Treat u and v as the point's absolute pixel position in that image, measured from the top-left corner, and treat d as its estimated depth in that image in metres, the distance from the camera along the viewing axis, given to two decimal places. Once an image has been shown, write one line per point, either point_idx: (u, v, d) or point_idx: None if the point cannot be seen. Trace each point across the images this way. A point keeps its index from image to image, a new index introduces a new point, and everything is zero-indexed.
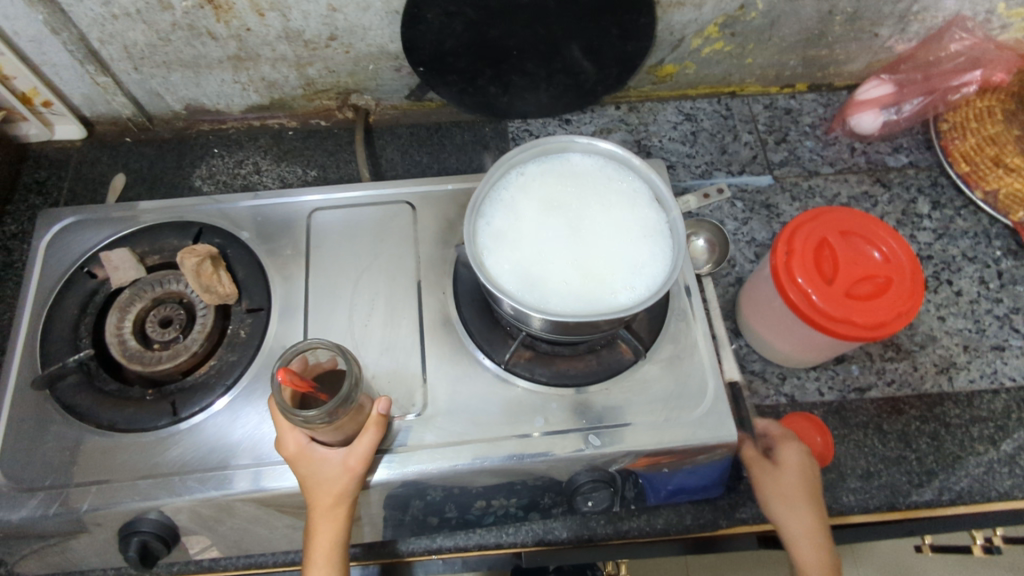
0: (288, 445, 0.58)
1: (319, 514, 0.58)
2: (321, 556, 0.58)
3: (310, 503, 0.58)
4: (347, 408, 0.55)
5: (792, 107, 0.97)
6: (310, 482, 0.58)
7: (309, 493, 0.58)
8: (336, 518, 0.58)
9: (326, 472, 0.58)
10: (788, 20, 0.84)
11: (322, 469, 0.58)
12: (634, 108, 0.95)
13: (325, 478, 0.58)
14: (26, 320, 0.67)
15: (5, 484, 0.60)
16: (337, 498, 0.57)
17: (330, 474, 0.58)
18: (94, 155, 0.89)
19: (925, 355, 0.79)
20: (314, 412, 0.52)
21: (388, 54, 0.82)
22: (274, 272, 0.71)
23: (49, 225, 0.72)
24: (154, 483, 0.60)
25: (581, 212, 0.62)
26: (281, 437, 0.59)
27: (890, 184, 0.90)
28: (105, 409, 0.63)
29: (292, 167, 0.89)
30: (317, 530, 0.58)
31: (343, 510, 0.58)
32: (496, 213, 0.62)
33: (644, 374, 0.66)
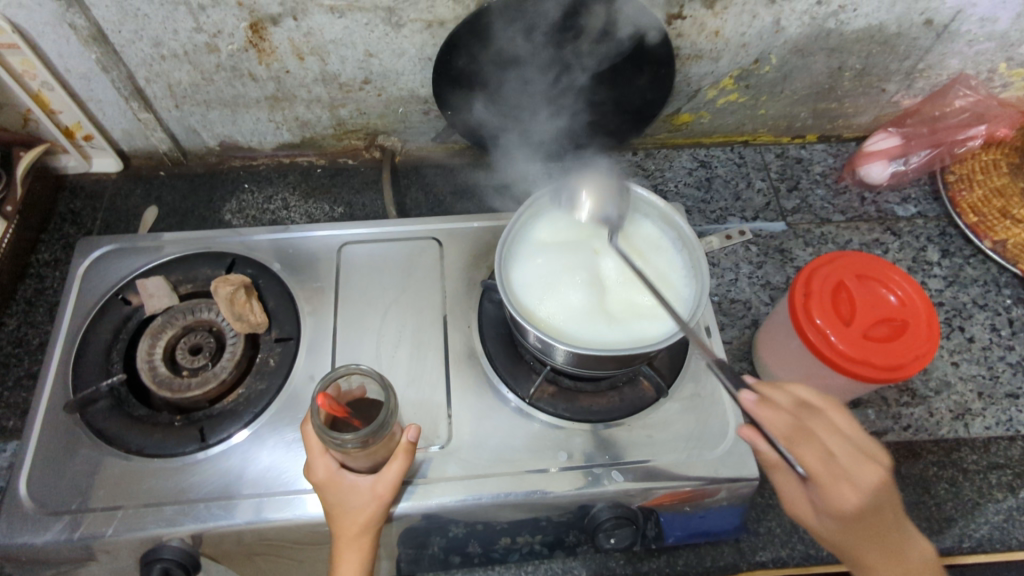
0: (318, 471, 0.59)
1: (344, 546, 0.58)
2: None
3: (336, 531, 0.58)
4: (381, 435, 0.56)
5: (803, 156, 1.00)
6: (339, 510, 0.58)
7: (336, 521, 0.58)
8: (361, 550, 0.58)
9: (355, 501, 0.58)
10: (800, 74, 0.88)
11: (350, 498, 0.58)
12: (651, 154, 0.99)
13: (353, 505, 0.58)
14: (61, 343, 0.68)
15: (31, 506, 0.60)
16: (363, 527, 0.58)
17: (357, 502, 0.58)
18: (128, 188, 0.92)
19: (941, 400, 0.80)
20: (351, 437, 0.54)
21: (417, 97, 0.86)
22: (303, 303, 0.72)
23: (87, 253, 0.74)
24: (180, 510, 0.60)
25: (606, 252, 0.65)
26: (312, 459, 0.59)
27: (900, 233, 0.93)
28: (133, 434, 0.63)
29: (320, 204, 0.92)
30: (340, 559, 0.58)
31: (368, 540, 0.58)
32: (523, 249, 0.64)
33: (666, 412, 0.67)
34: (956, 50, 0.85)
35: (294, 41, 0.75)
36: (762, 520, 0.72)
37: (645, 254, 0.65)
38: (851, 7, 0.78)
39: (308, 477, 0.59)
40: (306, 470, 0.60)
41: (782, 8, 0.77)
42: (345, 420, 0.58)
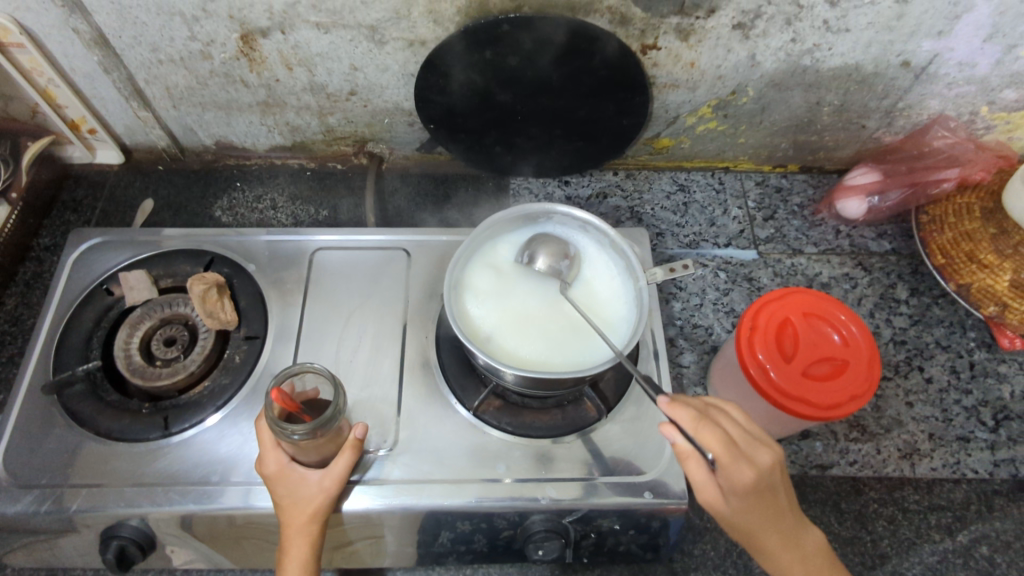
0: (269, 465, 0.63)
1: (292, 535, 0.61)
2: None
3: (287, 520, 0.61)
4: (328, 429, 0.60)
5: (782, 186, 1.01)
6: (290, 500, 0.62)
7: (287, 511, 0.62)
8: (308, 539, 0.61)
9: (305, 493, 0.62)
10: (778, 107, 0.89)
11: (300, 489, 0.62)
12: (631, 175, 1.01)
13: (302, 497, 0.62)
14: (47, 328, 0.73)
15: (6, 478, 0.66)
16: (311, 517, 0.61)
17: (306, 494, 0.62)
18: (127, 180, 0.97)
19: (891, 438, 0.81)
20: (303, 430, 0.58)
21: (402, 110, 0.89)
22: (274, 303, 0.76)
23: (78, 244, 0.79)
24: (140, 491, 0.65)
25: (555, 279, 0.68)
26: (266, 453, 0.63)
27: (872, 268, 0.94)
28: (104, 417, 0.68)
29: (306, 206, 0.96)
30: (289, 549, 0.61)
31: (316, 530, 0.62)
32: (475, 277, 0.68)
33: (605, 433, 0.70)
34: (936, 92, 0.86)
35: (282, 52, 0.79)
36: (698, 542, 0.75)
37: (591, 282, 0.68)
38: (826, 46, 0.79)
39: (261, 469, 0.63)
40: (258, 464, 0.64)
41: (757, 44, 0.78)
42: (297, 416, 0.62)
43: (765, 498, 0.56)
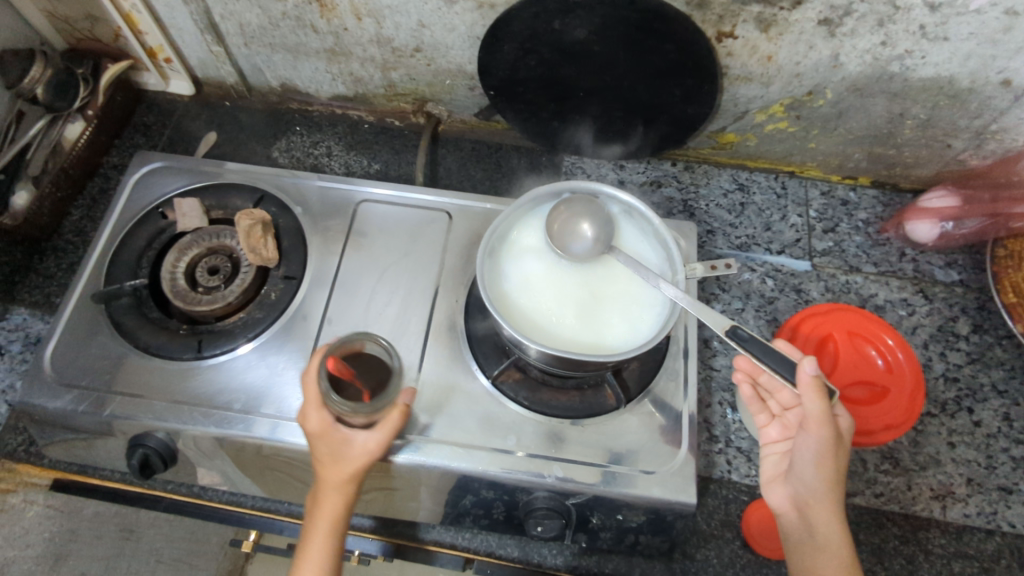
0: (314, 422, 0.62)
1: (329, 491, 0.62)
2: (324, 532, 0.62)
3: (327, 479, 0.62)
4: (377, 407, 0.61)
5: (850, 199, 0.96)
6: (333, 460, 0.62)
7: (328, 470, 0.62)
8: (342, 499, 0.62)
9: (347, 458, 0.62)
10: (857, 114, 0.84)
11: (343, 450, 0.62)
12: (689, 167, 0.97)
13: (345, 458, 0.62)
14: (104, 241, 0.77)
15: (50, 374, 0.70)
16: (351, 479, 0.62)
17: (349, 456, 0.62)
18: (195, 112, 1.01)
19: (924, 477, 0.77)
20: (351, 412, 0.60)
21: (464, 73, 0.89)
22: (315, 247, 0.78)
23: (141, 165, 0.83)
24: (168, 407, 0.68)
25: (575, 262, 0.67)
26: (313, 415, 0.62)
27: (933, 297, 0.88)
28: (144, 332, 0.72)
29: (359, 158, 0.97)
30: (323, 504, 0.62)
31: (353, 490, 0.63)
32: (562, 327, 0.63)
33: (621, 422, 0.68)
34: None
35: (353, 1, 0.79)
36: (702, 548, 0.74)
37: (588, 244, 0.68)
38: (918, 54, 0.74)
39: (306, 427, 0.63)
40: (304, 419, 0.63)
41: (842, 43, 0.74)
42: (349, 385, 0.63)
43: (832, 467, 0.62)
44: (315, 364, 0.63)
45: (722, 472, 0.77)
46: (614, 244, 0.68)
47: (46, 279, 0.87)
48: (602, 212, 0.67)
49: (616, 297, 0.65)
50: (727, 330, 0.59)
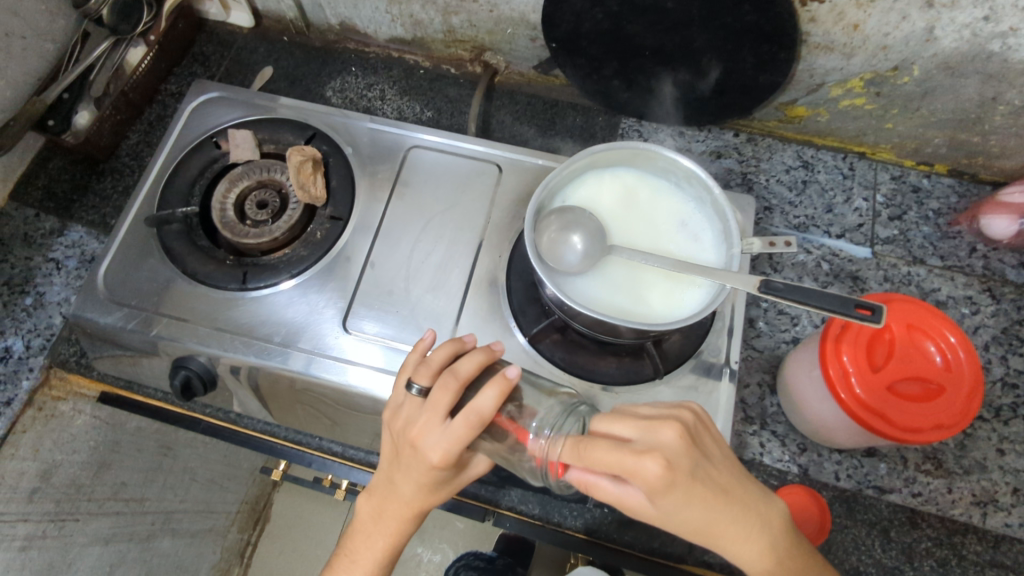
0: (436, 457, 0.54)
1: (394, 522, 0.61)
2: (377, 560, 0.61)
3: (416, 505, 0.60)
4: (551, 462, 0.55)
5: (922, 187, 0.90)
6: (429, 488, 0.59)
7: (420, 497, 0.60)
8: (402, 533, 0.62)
9: (444, 488, 0.60)
10: (944, 94, 0.78)
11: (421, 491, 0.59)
12: (752, 139, 0.93)
13: (420, 499, 0.60)
14: (159, 166, 0.78)
15: (103, 291, 0.72)
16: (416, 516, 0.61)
17: (426, 497, 0.60)
18: (254, 45, 1.01)
19: (967, 481, 0.74)
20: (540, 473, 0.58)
21: (527, 23, 0.86)
22: (363, 190, 0.78)
23: (198, 94, 0.83)
24: (211, 334, 0.70)
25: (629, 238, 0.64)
26: (456, 451, 0.54)
27: (1001, 298, 0.83)
28: (192, 259, 0.73)
29: (412, 103, 0.96)
30: (385, 532, 0.61)
31: (409, 525, 0.62)
32: (662, 305, 0.61)
33: (655, 394, 0.67)
34: None
35: None
36: None
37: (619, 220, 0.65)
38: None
39: (431, 458, 0.54)
40: (435, 449, 0.54)
41: (940, 15, 0.68)
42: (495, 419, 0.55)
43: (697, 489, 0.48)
44: (495, 406, 0.53)
45: (754, 454, 0.75)
46: (631, 207, 0.66)
47: (103, 199, 0.90)
48: (586, 212, 0.64)
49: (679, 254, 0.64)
50: (758, 285, 0.57)
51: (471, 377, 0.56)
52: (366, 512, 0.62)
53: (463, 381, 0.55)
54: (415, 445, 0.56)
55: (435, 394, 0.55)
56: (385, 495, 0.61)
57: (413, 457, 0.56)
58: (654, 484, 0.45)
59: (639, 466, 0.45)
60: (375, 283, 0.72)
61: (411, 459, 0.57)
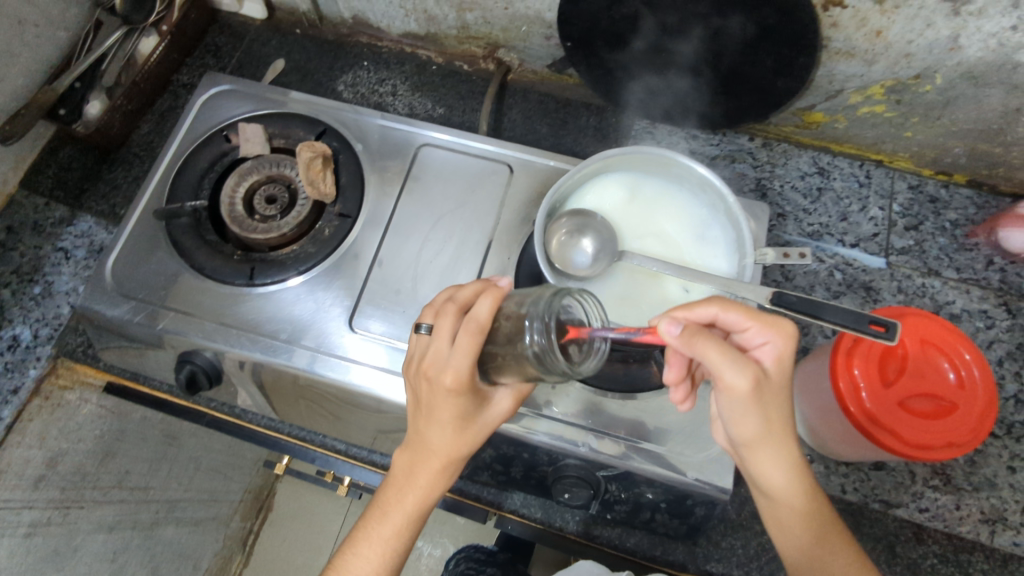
0: (445, 376, 0.53)
1: (425, 473, 0.57)
2: (411, 512, 0.58)
3: (446, 450, 0.57)
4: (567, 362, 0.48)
5: (939, 197, 0.89)
6: (457, 428, 0.56)
7: (449, 440, 0.57)
8: (437, 483, 0.58)
9: (473, 428, 0.57)
10: (966, 104, 0.76)
11: (446, 433, 0.56)
12: (768, 145, 0.91)
13: (445, 443, 0.57)
14: (168, 158, 0.78)
15: (110, 284, 0.72)
16: (447, 464, 0.57)
17: (454, 439, 0.57)
18: (266, 37, 1.00)
19: (976, 499, 0.73)
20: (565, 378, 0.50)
21: (542, 21, 0.85)
22: (372, 188, 0.77)
23: (209, 87, 0.83)
24: (218, 329, 0.69)
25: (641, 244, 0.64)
26: (466, 365, 0.52)
27: (1017, 312, 0.82)
28: (200, 253, 0.73)
29: (423, 100, 0.95)
30: (417, 485, 0.58)
31: (442, 474, 0.58)
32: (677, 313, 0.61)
33: (663, 402, 0.66)
34: None
35: None
36: (728, 536, 0.73)
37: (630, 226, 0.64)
38: None
39: (446, 379, 0.53)
40: (446, 369, 0.53)
41: (965, 24, 0.67)
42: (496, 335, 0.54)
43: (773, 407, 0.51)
44: (491, 312, 0.53)
45: None
46: (639, 212, 0.65)
47: (113, 189, 0.90)
48: (598, 220, 0.63)
49: (691, 260, 0.63)
50: (771, 298, 0.56)
51: (469, 303, 0.56)
52: (397, 467, 0.59)
53: (462, 305, 0.55)
54: (429, 376, 0.55)
55: (437, 320, 0.55)
56: (415, 445, 0.58)
57: (432, 392, 0.55)
58: (739, 387, 0.49)
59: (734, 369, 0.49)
60: (382, 282, 0.72)
61: (430, 393, 0.55)
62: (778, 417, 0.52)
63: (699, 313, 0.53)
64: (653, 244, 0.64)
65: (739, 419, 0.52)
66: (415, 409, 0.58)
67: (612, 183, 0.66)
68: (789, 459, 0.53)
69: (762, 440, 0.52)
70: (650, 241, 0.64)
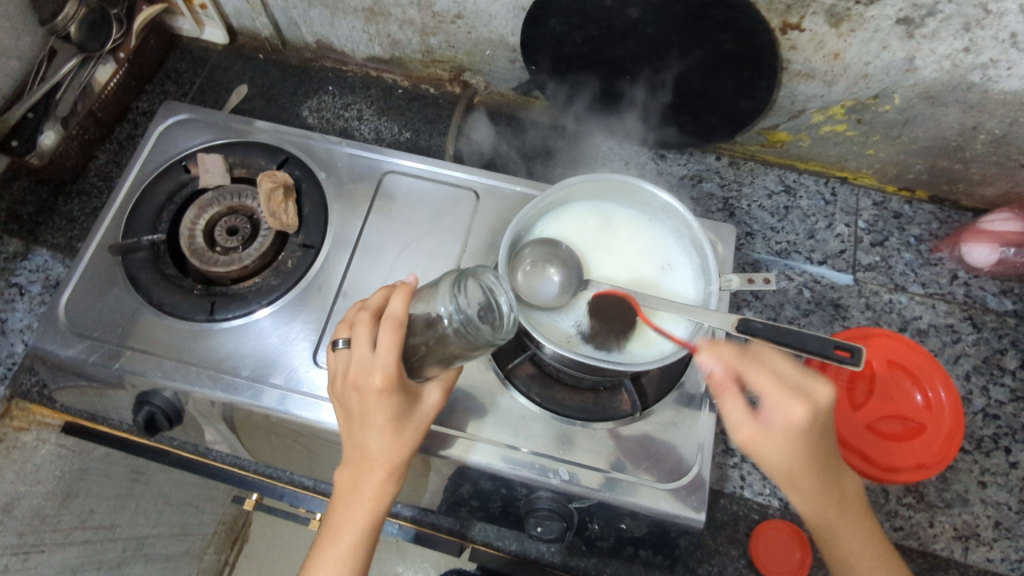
0: (375, 379, 0.53)
1: (371, 484, 0.57)
2: (365, 523, 0.57)
3: (386, 453, 0.57)
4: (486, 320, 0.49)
5: (903, 213, 0.90)
6: (394, 431, 0.56)
7: (387, 444, 0.57)
8: (385, 490, 0.58)
9: (410, 427, 0.57)
10: (925, 122, 0.78)
11: (384, 439, 0.56)
12: (735, 163, 0.92)
13: (384, 449, 0.57)
14: (125, 191, 0.76)
15: (64, 323, 0.69)
16: (391, 470, 0.57)
17: (392, 442, 0.57)
18: (228, 62, 0.99)
19: (948, 515, 0.73)
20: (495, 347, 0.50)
21: (506, 44, 0.84)
22: (336, 217, 0.76)
23: (167, 116, 0.81)
24: (177, 367, 0.67)
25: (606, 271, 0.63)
26: (393, 362, 0.53)
27: (982, 326, 0.83)
28: (158, 288, 0.71)
29: (390, 124, 0.94)
30: (364, 495, 0.57)
31: (390, 480, 0.58)
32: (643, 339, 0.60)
33: (634, 430, 0.65)
34: None
35: None
36: (705, 562, 0.73)
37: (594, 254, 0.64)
38: (1004, 64, 0.67)
39: (375, 380, 0.54)
40: (372, 371, 0.54)
41: (920, 46, 0.68)
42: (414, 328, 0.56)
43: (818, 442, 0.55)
44: (405, 305, 0.54)
45: (734, 487, 0.75)
46: (604, 239, 0.65)
47: (70, 222, 0.87)
48: (562, 249, 0.62)
49: (656, 286, 0.63)
50: (737, 324, 0.55)
51: (382, 307, 0.57)
52: (342, 485, 0.58)
53: (374, 310, 0.56)
54: (357, 384, 0.55)
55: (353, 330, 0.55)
56: (354, 459, 0.58)
57: (363, 400, 0.55)
58: (791, 420, 0.53)
59: (790, 402, 0.53)
60: (347, 314, 0.70)
61: (360, 401, 0.55)
62: (816, 453, 0.55)
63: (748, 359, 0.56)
64: (618, 271, 0.63)
65: (777, 452, 0.55)
66: (348, 422, 0.58)
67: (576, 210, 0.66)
68: (823, 488, 0.57)
69: (801, 473, 0.55)
70: (615, 269, 0.63)
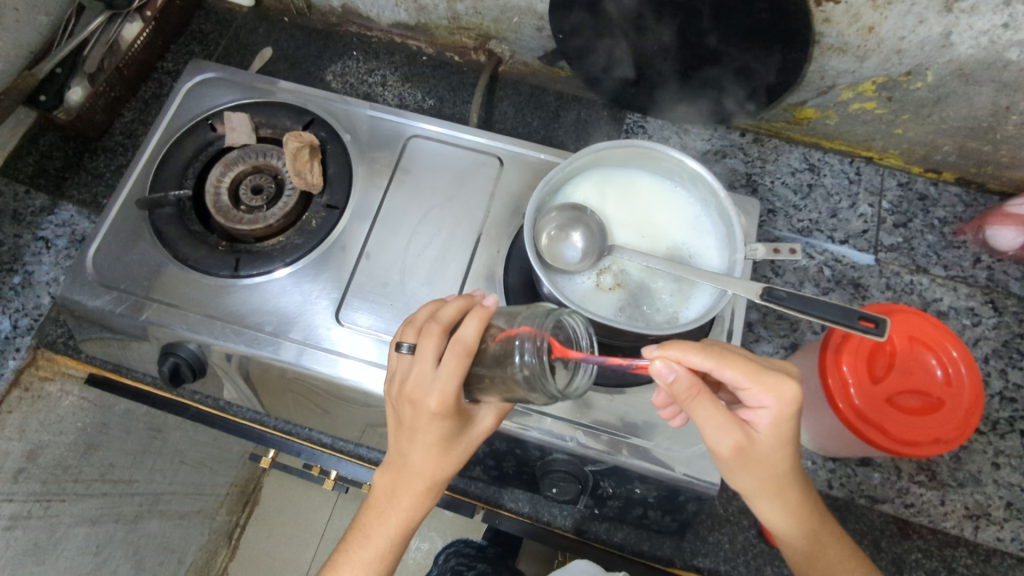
0: (430, 401, 0.52)
1: (408, 496, 0.58)
2: (394, 531, 0.59)
3: (428, 470, 0.57)
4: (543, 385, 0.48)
5: (928, 194, 0.89)
6: (440, 450, 0.57)
7: (431, 461, 0.57)
8: (422, 504, 0.59)
9: (457, 448, 0.57)
10: (957, 101, 0.77)
11: (428, 456, 0.57)
12: (759, 140, 0.91)
13: (427, 465, 0.57)
14: (152, 146, 0.77)
15: (90, 274, 0.70)
16: (429, 485, 0.58)
17: (437, 461, 0.57)
18: (253, 25, 0.99)
19: (960, 495, 0.73)
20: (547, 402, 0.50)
21: (534, 12, 0.84)
22: (360, 179, 0.76)
23: (194, 74, 0.81)
24: (202, 320, 0.68)
25: (631, 237, 0.63)
26: (453, 391, 0.52)
27: (1003, 310, 0.82)
28: (183, 243, 0.72)
29: (413, 91, 0.94)
30: (398, 506, 0.59)
31: (427, 495, 0.59)
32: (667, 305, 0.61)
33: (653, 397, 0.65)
34: None
35: None
36: (716, 530, 0.74)
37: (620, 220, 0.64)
38: None
39: (430, 403, 0.53)
40: (430, 393, 0.52)
41: (957, 21, 0.67)
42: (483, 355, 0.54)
43: (768, 458, 0.52)
44: (478, 334, 0.52)
45: None
46: (629, 205, 0.65)
47: (95, 178, 0.88)
48: (587, 214, 0.63)
49: (681, 252, 0.63)
50: (761, 292, 0.55)
51: (454, 323, 0.55)
52: (379, 489, 0.60)
53: (446, 325, 0.54)
54: (413, 398, 0.54)
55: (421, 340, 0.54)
56: (397, 468, 0.59)
57: (415, 416, 0.54)
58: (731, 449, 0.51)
59: (724, 430, 0.50)
60: (370, 275, 0.71)
61: (413, 416, 0.54)
62: (771, 469, 0.53)
63: (696, 358, 0.49)
64: (644, 237, 0.63)
65: (733, 472, 0.53)
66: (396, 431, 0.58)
67: (602, 176, 0.66)
68: (788, 507, 0.55)
69: (759, 491, 0.54)
70: (640, 234, 0.63)
